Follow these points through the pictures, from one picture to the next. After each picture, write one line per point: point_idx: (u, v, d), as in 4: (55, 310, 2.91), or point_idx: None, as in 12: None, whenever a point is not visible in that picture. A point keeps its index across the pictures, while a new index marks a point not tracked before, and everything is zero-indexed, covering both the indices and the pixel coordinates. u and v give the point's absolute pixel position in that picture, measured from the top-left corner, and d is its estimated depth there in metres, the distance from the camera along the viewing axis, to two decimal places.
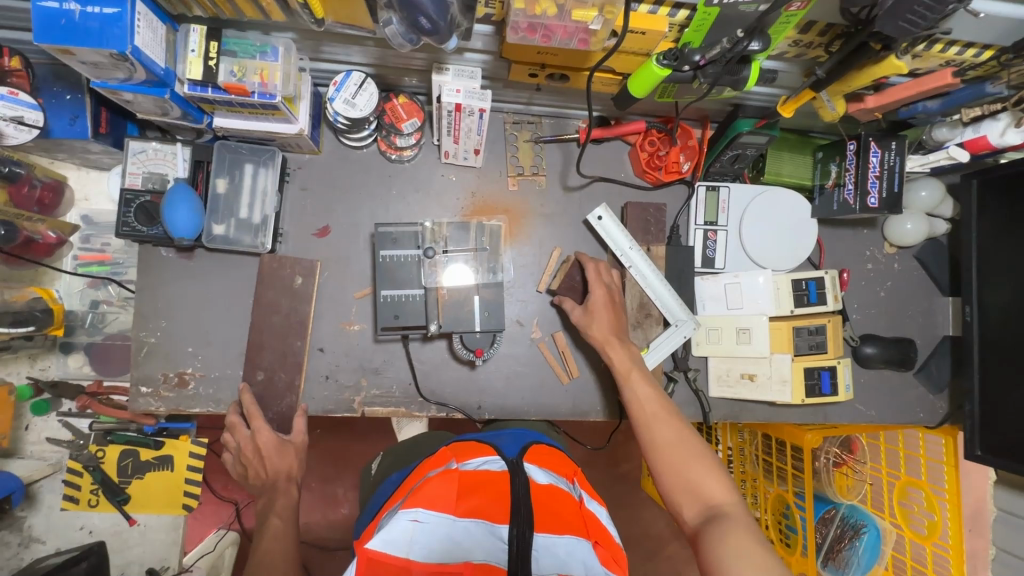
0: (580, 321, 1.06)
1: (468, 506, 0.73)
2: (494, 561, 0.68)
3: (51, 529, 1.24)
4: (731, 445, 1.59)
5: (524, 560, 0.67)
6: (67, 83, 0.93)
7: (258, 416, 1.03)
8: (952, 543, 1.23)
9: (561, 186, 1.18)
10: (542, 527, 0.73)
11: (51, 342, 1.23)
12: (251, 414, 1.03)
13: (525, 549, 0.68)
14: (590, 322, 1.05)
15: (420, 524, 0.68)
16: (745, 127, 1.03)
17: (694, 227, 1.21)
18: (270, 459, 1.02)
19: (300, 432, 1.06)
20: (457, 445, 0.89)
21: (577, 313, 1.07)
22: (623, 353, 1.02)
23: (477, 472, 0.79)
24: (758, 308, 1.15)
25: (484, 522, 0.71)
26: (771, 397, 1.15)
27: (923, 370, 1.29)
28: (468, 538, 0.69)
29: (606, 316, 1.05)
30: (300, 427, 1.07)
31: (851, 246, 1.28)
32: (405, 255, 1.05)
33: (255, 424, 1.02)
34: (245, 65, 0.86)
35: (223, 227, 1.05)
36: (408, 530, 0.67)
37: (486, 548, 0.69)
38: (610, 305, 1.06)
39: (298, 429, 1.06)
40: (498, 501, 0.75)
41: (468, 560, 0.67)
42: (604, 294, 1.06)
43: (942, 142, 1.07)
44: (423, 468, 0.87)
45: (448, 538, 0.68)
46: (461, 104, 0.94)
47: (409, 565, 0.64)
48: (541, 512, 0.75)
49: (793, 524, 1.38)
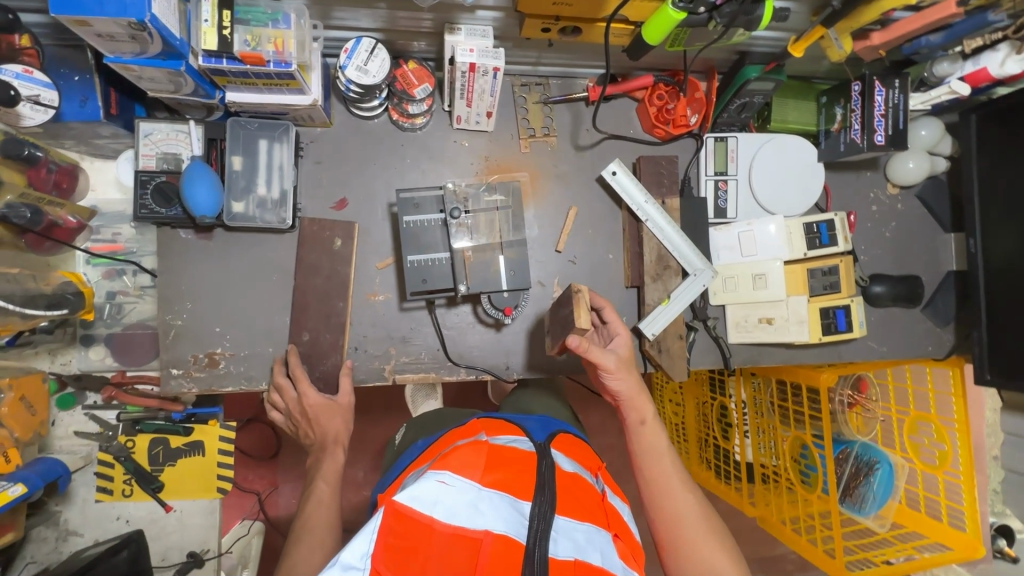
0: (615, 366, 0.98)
1: (493, 478, 0.73)
2: (513, 533, 0.67)
3: (87, 521, 1.24)
4: (745, 397, 1.56)
5: (543, 537, 0.68)
6: (74, 65, 0.91)
7: (306, 379, 1.03)
8: (962, 468, 1.25)
9: (573, 145, 1.19)
10: (564, 511, 0.74)
11: (70, 335, 1.21)
12: (299, 376, 1.04)
13: (545, 527, 0.68)
14: (620, 372, 1.00)
15: (447, 485, 0.68)
16: (753, 74, 1.05)
17: (705, 178, 1.23)
18: (318, 418, 1.04)
19: (347, 394, 1.07)
20: (485, 420, 0.92)
21: (611, 358, 0.98)
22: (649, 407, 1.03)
23: (504, 449, 0.80)
24: (772, 253, 1.18)
25: (508, 496, 0.71)
26: (790, 338, 1.18)
27: (930, 305, 1.33)
28: (491, 508, 0.68)
29: (630, 364, 1.03)
30: (347, 388, 1.07)
31: (856, 188, 1.31)
32: (428, 220, 1.05)
33: (303, 387, 1.03)
34: (259, 34, 0.85)
35: (243, 204, 1.05)
36: (435, 488, 0.67)
37: (507, 520, 0.68)
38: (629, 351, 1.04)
39: (345, 392, 1.07)
40: (520, 479, 0.75)
41: (490, 529, 0.66)
42: (627, 339, 1.03)
43: (943, 77, 1.10)
44: (451, 437, 0.88)
45: (472, 502, 0.68)
46: (476, 64, 0.95)
47: (433, 523, 0.64)
48: (566, 497, 0.76)
49: (811, 464, 1.40)
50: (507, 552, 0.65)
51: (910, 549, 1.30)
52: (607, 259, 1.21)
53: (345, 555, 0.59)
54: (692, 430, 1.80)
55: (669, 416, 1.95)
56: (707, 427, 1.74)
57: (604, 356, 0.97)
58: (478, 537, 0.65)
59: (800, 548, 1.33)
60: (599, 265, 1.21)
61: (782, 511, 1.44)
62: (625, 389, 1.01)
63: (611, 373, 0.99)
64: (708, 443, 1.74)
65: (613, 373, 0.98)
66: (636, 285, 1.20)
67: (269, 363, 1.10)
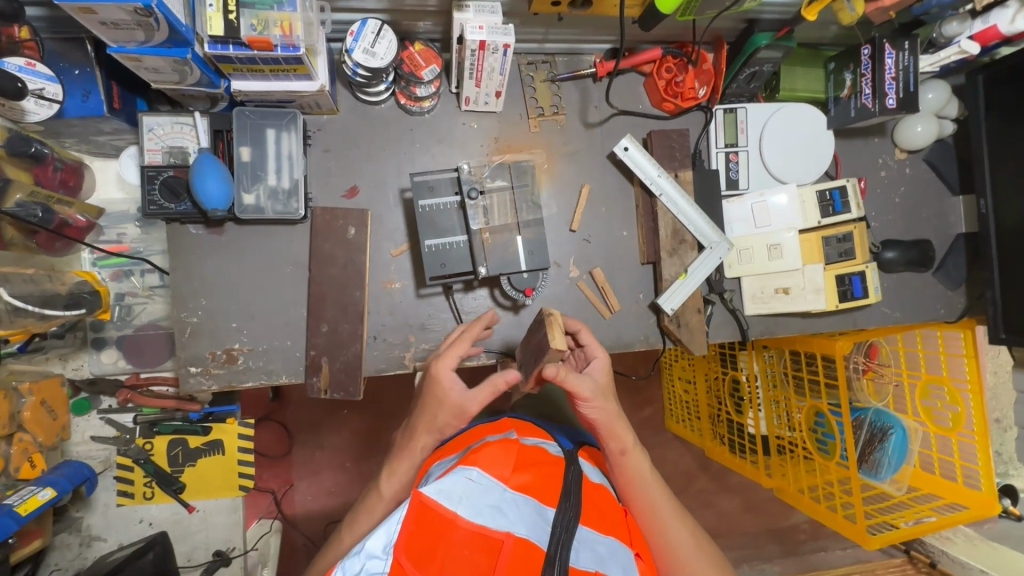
0: (593, 393, 0.86)
1: (519, 480, 0.71)
2: (533, 537, 0.66)
3: (110, 526, 1.23)
4: (757, 370, 1.51)
5: (565, 545, 0.67)
6: (73, 59, 0.88)
7: (465, 345, 0.89)
8: (976, 429, 1.26)
9: (582, 123, 1.18)
10: (588, 521, 0.73)
11: (82, 339, 1.19)
12: (452, 349, 0.89)
13: (568, 536, 0.68)
14: (603, 399, 0.88)
15: (473, 483, 0.67)
16: (763, 41, 1.03)
17: (716, 150, 1.22)
18: (431, 397, 0.87)
19: (477, 401, 0.84)
20: (517, 420, 0.91)
21: (589, 383, 0.86)
22: (624, 430, 0.91)
23: (532, 450, 0.79)
24: (787, 223, 1.18)
25: (533, 500, 0.70)
26: (807, 306, 1.18)
27: (942, 268, 1.33)
28: (514, 510, 0.67)
29: (610, 389, 0.92)
30: (480, 398, 0.85)
31: (865, 155, 1.31)
32: (444, 203, 1.05)
33: (451, 351, 0.89)
34: (265, 17, 0.83)
35: (253, 196, 1.03)
36: (461, 486, 0.66)
37: (529, 524, 0.67)
38: (609, 376, 0.93)
39: (478, 399, 0.85)
40: (547, 483, 0.74)
41: (511, 531, 0.64)
42: (606, 363, 0.93)
43: (953, 37, 1.09)
44: (479, 429, 0.86)
45: (497, 503, 0.67)
46: (486, 41, 0.93)
47: (456, 519, 0.63)
48: (590, 509, 0.76)
49: (828, 433, 1.36)
50: (527, 554, 0.64)
51: (927, 510, 1.31)
52: (621, 236, 1.20)
53: (367, 544, 0.63)
54: (702, 406, 1.71)
55: (677, 395, 1.83)
56: (717, 402, 1.66)
57: (582, 382, 0.86)
58: (500, 538, 0.64)
59: (821, 515, 1.31)
60: (614, 242, 1.20)
61: (800, 481, 1.42)
62: (606, 416, 0.89)
63: (586, 403, 0.87)
64: (719, 417, 1.66)
65: (591, 401, 0.86)
66: (652, 260, 1.19)
67: (288, 356, 1.08)
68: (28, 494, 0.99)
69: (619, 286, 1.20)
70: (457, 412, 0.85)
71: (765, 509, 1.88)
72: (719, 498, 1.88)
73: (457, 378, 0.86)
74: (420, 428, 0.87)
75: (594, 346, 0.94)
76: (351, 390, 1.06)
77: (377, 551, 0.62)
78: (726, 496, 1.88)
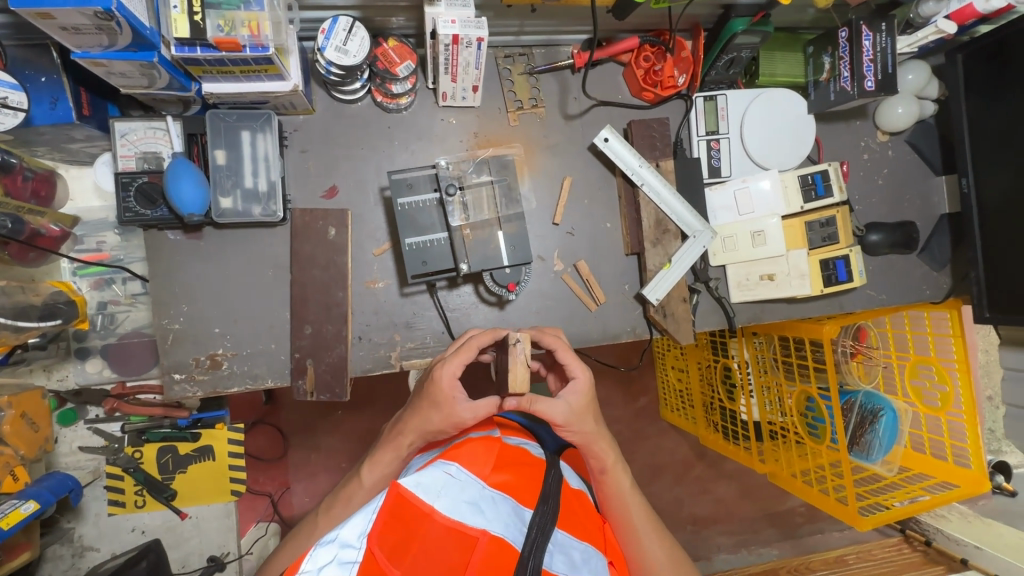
0: (565, 418, 0.83)
1: (498, 479, 0.73)
2: (509, 537, 0.66)
3: (102, 536, 1.22)
4: (748, 356, 1.51)
5: (540, 546, 0.66)
6: (39, 65, 0.87)
7: (472, 354, 0.84)
8: (965, 408, 1.27)
9: (562, 115, 1.17)
10: (564, 526, 0.74)
11: (65, 349, 1.17)
12: (467, 347, 0.85)
13: (543, 538, 0.67)
14: (577, 420, 0.84)
15: (452, 477, 0.69)
16: (740, 27, 1.03)
17: (697, 138, 1.21)
18: (429, 399, 0.84)
19: (475, 414, 0.82)
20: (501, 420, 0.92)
21: (561, 408, 0.83)
22: (608, 447, 0.88)
23: (515, 451, 0.80)
24: (769, 209, 1.18)
25: (511, 500, 0.71)
26: (791, 292, 1.19)
27: (926, 250, 1.34)
28: (492, 508, 0.68)
29: (591, 408, 0.85)
30: (479, 410, 0.82)
31: (847, 138, 1.31)
32: (424, 200, 1.05)
33: (458, 356, 0.84)
34: (233, 18, 0.82)
35: (231, 199, 1.02)
36: (440, 479, 0.68)
37: (505, 523, 0.67)
38: (591, 395, 0.86)
39: (476, 413, 0.82)
40: (525, 485, 0.75)
41: (487, 529, 0.65)
42: (586, 382, 0.85)
43: (930, 17, 1.09)
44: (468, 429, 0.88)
45: (475, 499, 0.68)
46: (459, 36, 0.92)
47: (432, 512, 0.64)
48: (566, 514, 0.76)
49: (819, 416, 1.37)
50: (501, 554, 0.64)
51: (919, 490, 1.32)
52: (605, 228, 1.20)
53: (342, 532, 0.62)
54: (695, 394, 1.72)
55: (671, 383, 1.83)
56: (710, 389, 1.67)
57: (551, 408, 0.82)
58: (475, 535, 0.64)
59: (813, 499, 1.32)
60: (597, 234, 1.20)
61: (793, 465, 1.43)
62: (584, 434, 0.85)
63: (560, 428, 0.84)
64: (712, 406, 1.67)
65: (563, 427, 0.84)
66: (636, 252, 1.19)
67: (274, 359, 1.08)
68: (9, 508, 0.99)
69: (604, 278, 1.20)
70: (453, 421, 0.82)
71: (761, 494, 1.89)
72: (715, 486, 1.89)
73: (460, 389, 0.83)
74: (410, 427, 0.86)
75: (575, 366, 0.86)
76: (338, 391, 1.06)
77: (352, 540, 0.61)
78: (721, 483, 1.88)
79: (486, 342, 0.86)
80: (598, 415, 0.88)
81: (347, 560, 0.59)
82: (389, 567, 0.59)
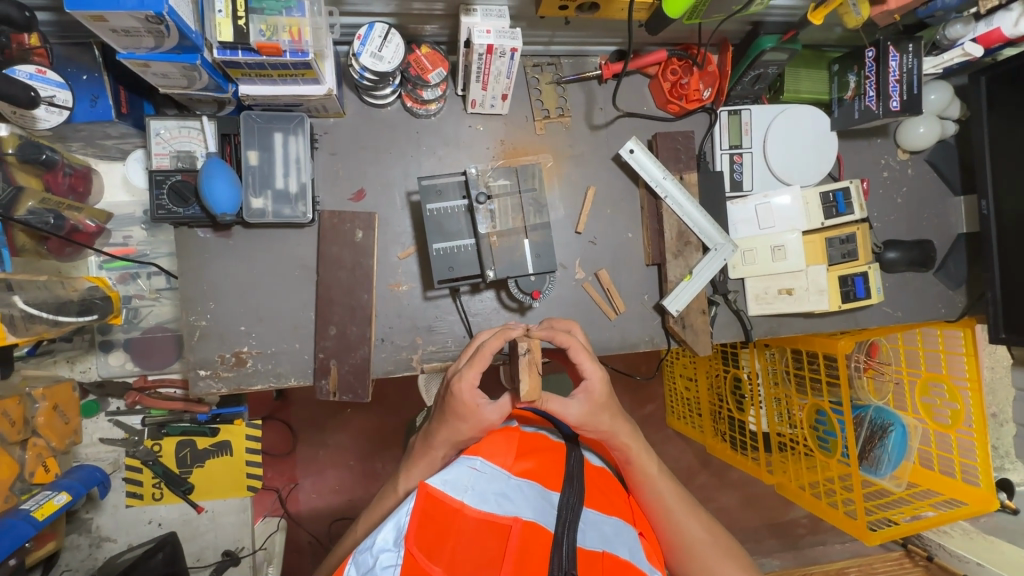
0: (578, 419, 0.84)
1: (522, 467, 0.76)
2: (540, 520, 0.68)
3: (120, 527, 1.24)
4: (759, 368, 1.51)
5: (572, 526, 0.68)
6: (81, 63, 0.89)
7: (486, 362, 0.83)
8: (975, 426, 1.27)
9: (588, 124, 1.19)
10: (592, 504, 0.77)
11: (89, 342, 1.20)
12: (478, 354, 0.84)
13: (573, 516, 0.69)
14: (593, 417, 0.84)
15: (478, 471, 0.71)
16: (769, 44, 1.03)
17: (721, 152, 1.23)
18: (451, 411, 0.83)
19: (500, 413, 0.84)
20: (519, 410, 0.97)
21: (576, 407, 0.84)
22: (630, 433, 0.90)
23: (534, 437, 0.85)
24: (790, 224, 1.20)
25: (537, 485, 0.74)
26: (810, 307, 1.19)
27: (942, 269, 1.34)
28: (520, 494, 0.71)
29: (607, 405, 0.85)
30: (504, 408, 0.84)
31: (867, 156, 1.32)
32: (452, 206, 1.06)
33: (472, 367, 0.83)
34: (275, 23, 0.83)
35: (262, 200, 1.03)
36: (466, 474, 0.71)
37: (535, 508, 0.70)
38: (608, 388, 0.86)
39: (501, 412, 0.84)
40: (549, 469, 0.79)
41: (519, 515, 0.67)
42: (602, 376, 0.85)
43: (956, 40, 1.09)
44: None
45: (502, 489, 0.70)
46: (493, 45, 0.92)
47: (462, 507, 0.66)
48: (593, 493, 0.79)
49: (830, 430, 1.36)
50: (535, 537, 0.66)
51: (926, 505, 1.34)
52: (626, 238, 1.21)
53: (378, 537, 0.62)
54: (703, 404, 1.72)
55: (678, 392, 1.84)
56: (718, 399, 1.67)
57: (566, 409, 0.83)
58: (508, 524, 0.66)
59: (821, 512, 1.32)
60: (619, 244, 1.21)
61: (801, 477, 1.43)
62: (601, 432, 0.86)
63: (578, 429, 0.85)
64: (720, 415, 1.67)
65: (581, 426, 0.85)
66: (656, 262, 1.20)
67: (297, 359, 1.09)
68: (44, 499, 1.00)
69: (624, 287, 1.21)
70: (482, 427, 0.83)
71: (766, 504, 1.89)
72: (721, 496, 1.89)
73: (481, 395, 0.83)
74: (439, 439, 0.85)
75: (588, 365, 0.84)
76: (360, 392, 1.07)
77: (388, 543, 0.61)
78: (727, 493, 1.89)
79: (499, 346, 0.84)
80: (615, 410, 0.88)
81: (386, 565, 0.58)
82: (430, 564, 0.59)
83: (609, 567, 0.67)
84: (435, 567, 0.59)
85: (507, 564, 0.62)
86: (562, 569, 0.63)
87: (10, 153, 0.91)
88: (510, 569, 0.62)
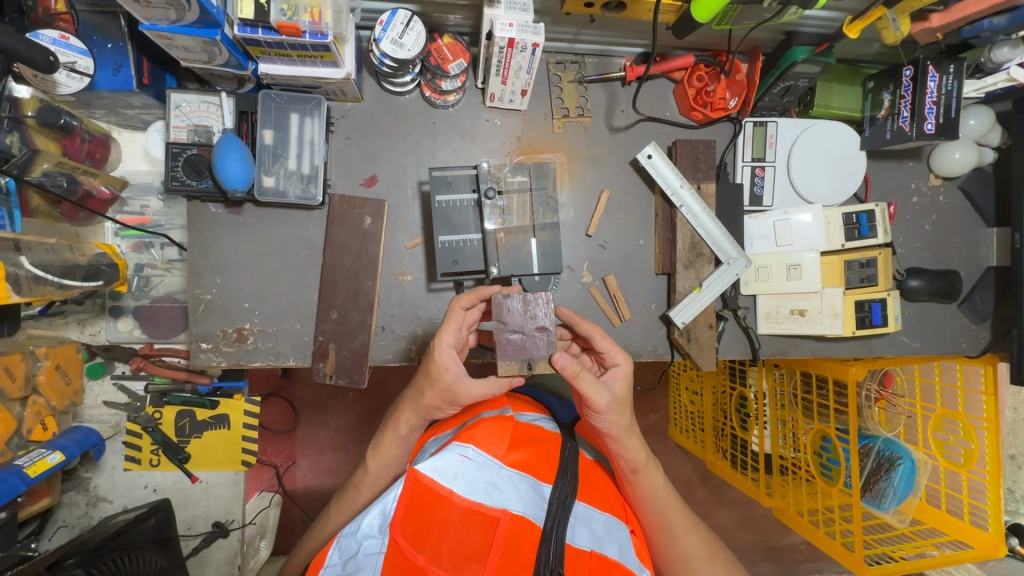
0: (605, 404, 0.83)
1: (514, 458, 0.74)
2: (529, 514, 0.67)
3: (116, 489, 1.27)
4: (765, 388, 1.49)
5: (561, 521, 0.68)
6: (107, 33, 0.91)
7: (457, 324, 0.87)
8: (988, 467, 1.20)
9: (606, 126, 1.17)
10: (584, 498, 0.76)
11: (99, 306, 1.23)
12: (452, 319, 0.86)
13: (563, 513, 0.69)
14: (612, 412, 0.84)
15: (469, 460, 0.70)
16: (801, 55, 0.99)
17: (742, 163, 1.19)
18: (424, 372, 0.87)
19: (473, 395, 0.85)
20: (513, 396, 0.98)
21: (603, 395, 0.82)
22: (638, 442, 0.87)
23: (530, 429, 0.84)
24: (809, 244, 1.15)
25: (529, 478, 0.73)
26: (822, 331, 1.16)
27: (968, 301, 1.29)
28: (510, 487, 0.69)
29: (626, 402, 0.87)
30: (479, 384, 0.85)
31: (897, 179, 1.27)
32: (460, 200, 1.07)
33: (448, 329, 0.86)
34: (297, 3, 0.82)
35: (273, 178, 1.04)
36: (456, 463, 0.69)
37: (525, 502, 0.69)
38: (628, 384, 0.89)
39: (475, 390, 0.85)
40: (541, 461, 0.77)
41: (508, 508, 0.66)
42: (628, 370, 0.88)
43: (1002, 63, 1.04)
44: (477, 407, 0.90)
45: (493, 479, 0.69)
46: (515, 40, 0.90)
47: (451, 496, 0.65)
48: (585, 488, 0.79)
49: (834, 457, 1.32)
50: (523, 531, 0.66)
51: (929, 545, 1.25)
52: (638, 245, 1.19)
53: (365, 522, 0.66)
54: (707, 418, 1.67)
55: (683, 405, 1.80)
56: (723, 416, 1.63)
57: (596, 393, 0.82)
58: (496, 515, 0.65)
59: (817, 541, 1.27)
60: (629, 250, 1.19)
61: (800, 503, 1.37)
62: (612, 430, 0.85)
63: (599, 415, 0.84)
64: (723, 432, 1.63)
65: (602, 414, 0.83)
66: (667, 272, 1.18)
67: (297, 340, 1.10)
68: (37, 457, 1.04)
69: (631, 294, 1.19)
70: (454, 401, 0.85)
71: (763, 527, 1.83)
72: (718, 514, 1.84)
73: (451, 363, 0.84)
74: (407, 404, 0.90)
75: (616, 354, 0.89)
76: (356, 378, 1.07)
77: (374, 529, 0.65)
78: (724, 512, 1.84)
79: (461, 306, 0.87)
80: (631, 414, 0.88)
81: (371, 551, 0.63)
82: (413, 553, 0.61)
83: (596, 567, 0.66)
84: (419, 556, 0.61)
85: (492, 557, 0.62)
86: (547, 566, 0.63)
87: (29, 115, 0.94)
88: (494, 564, 0.62)
